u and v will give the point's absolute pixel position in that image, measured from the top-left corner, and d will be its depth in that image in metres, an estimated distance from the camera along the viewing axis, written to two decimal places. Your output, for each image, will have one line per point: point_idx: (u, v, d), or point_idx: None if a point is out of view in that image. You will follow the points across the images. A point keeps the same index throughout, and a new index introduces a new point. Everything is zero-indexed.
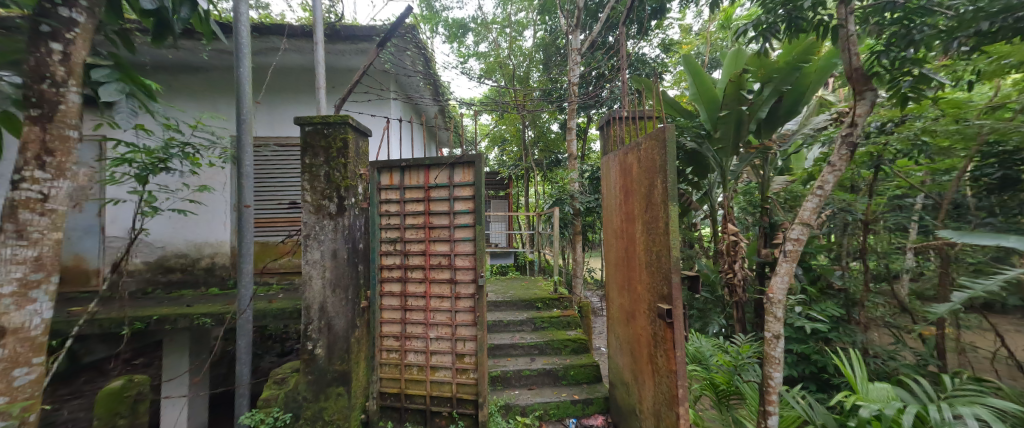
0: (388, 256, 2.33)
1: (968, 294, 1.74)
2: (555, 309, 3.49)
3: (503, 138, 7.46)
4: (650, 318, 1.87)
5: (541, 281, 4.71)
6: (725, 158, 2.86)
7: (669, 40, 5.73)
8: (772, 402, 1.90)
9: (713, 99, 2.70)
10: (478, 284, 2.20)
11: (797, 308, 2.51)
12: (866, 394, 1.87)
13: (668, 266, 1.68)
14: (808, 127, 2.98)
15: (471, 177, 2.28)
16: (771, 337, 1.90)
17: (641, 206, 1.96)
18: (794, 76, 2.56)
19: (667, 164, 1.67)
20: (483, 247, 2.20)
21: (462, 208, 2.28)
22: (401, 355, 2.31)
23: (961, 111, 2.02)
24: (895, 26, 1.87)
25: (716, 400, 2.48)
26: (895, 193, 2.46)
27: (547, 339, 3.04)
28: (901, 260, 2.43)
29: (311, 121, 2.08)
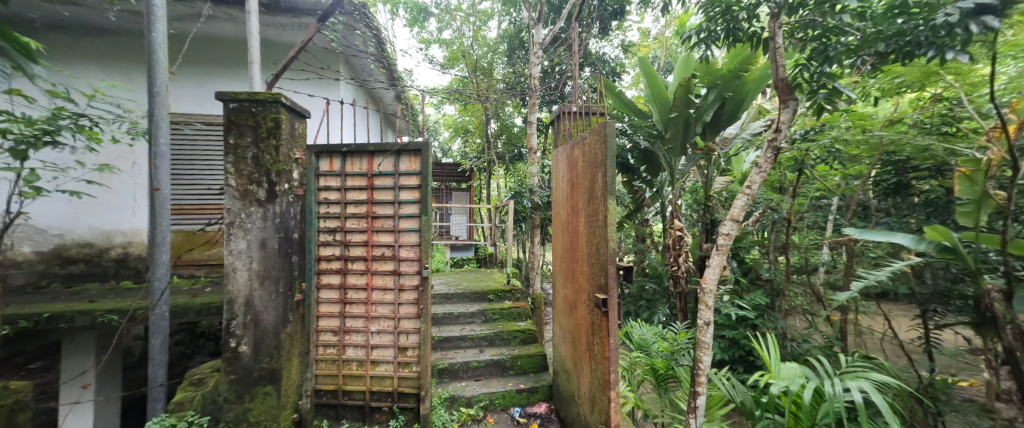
0: (327, 246, 2.21)
1: (864, 283, 2.00)
2: (506, 301, 3.51)
3: (466, 130, 7.36)
4: (589, 309, 1.95)
5: (496, 273, 4.74)
6: (674, 158, 3.05)
7: (628, 41, 5.90)
8: (701, 383, 2.07)
9: (664, 100, 2.93)
10: (422, 275, 2.17)
11: (726, 297, 2.99)
12: (778, 372, 2.11)
13: (606, 258, 1.75)
14: (746, 132, 3.24)
15: (418, 166, 2.22)
16: (703, 324, 2.06)
17: (585, 199, 2.02)
18: (735, 83, 2.76)
19: (607, 159, 1.73)
20: (429, 238, 2.17)
21: (407, 197, 2.22)
22: (339, 350, 2.22)
23: (867, 123, 2.31)
24: (814, 42, 2.09)
25: (655, 383, 2.65)
26: (815, 195, 2.75)
27: (497, 330, 3.07)
28: (818, 255, 2.70)
29: (236, 97, 1.90)
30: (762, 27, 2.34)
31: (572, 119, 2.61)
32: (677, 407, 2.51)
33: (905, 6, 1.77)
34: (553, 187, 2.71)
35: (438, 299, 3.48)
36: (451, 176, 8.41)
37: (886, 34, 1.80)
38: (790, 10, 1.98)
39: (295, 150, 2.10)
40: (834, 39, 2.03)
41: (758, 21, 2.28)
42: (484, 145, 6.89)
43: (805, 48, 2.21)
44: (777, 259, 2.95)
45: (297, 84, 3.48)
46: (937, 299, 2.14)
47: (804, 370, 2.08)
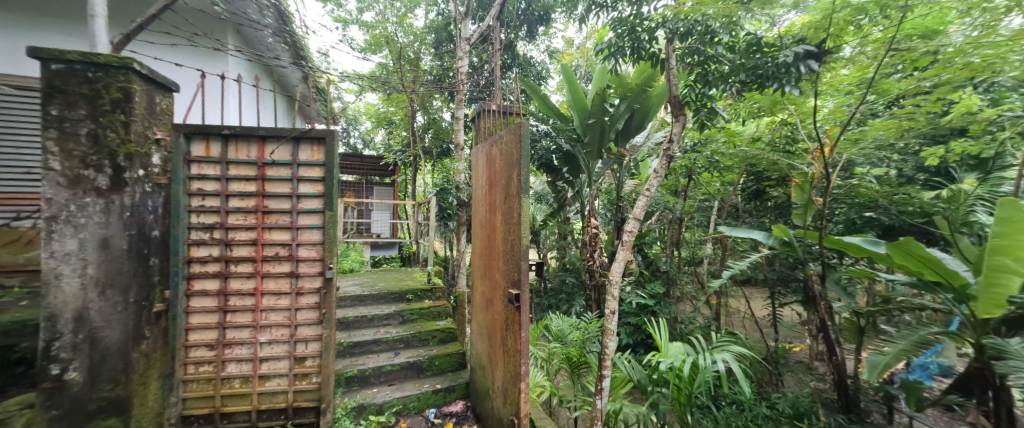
0: (201, 246, 1.92)
1: (732, 272, 2.40)
2: (426, 300, 3.43)
3: (389, 121, 6.95)
4: (504, 304, 2.01)
5: (418, 272, 4.58)
6: (591, 161, 3.35)
7: (554, 48, 6.17)
8: (606, 366, 2.27)
9: (583, 106, 3.23)
10: (326, 277, 2.01)
11: (629, 288, 3.36)
12: (666, 351, 2.44)
13: (519, 254, 1.81)
14: (651, 141, 3.67)
15: (321, 156, 2.05)
16: (610, 312, 2.26)
17: (501, 196, 2.08)
18: (642, 97, 3.06)
19: (522, 157, 1.80)
20: (334, 234, 2.01)
21: (307, 190, 2.02)
22: (218, 367, 1.93)
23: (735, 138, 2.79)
24: (697, 68, 2.47)
25: (569, 370, 2.83)
26: (700, 198, 3.24)
27: (413, 331, 2.98)
28: (701, 250, 3.40)
29: (62, 57, 1.49)
30: (660, 48, 2.64)
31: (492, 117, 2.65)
32: (588, 390, 2.71)
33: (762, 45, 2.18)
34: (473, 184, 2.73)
35: (350, 301, 3.25)
36: (372, 170, 7.90)
37: (746, 67, 2.22)
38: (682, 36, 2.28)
39: (155, 128, 1.74)
40: (712, 67, 2.40)
41: (657, 43, 2.54)
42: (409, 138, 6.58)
43: (693, 71, 2.58)
44: (671, 254, 3.35)
45: (165, 50, 3.02)
46: (780, 282, 2.69)
47: (686, 347, 2.43)
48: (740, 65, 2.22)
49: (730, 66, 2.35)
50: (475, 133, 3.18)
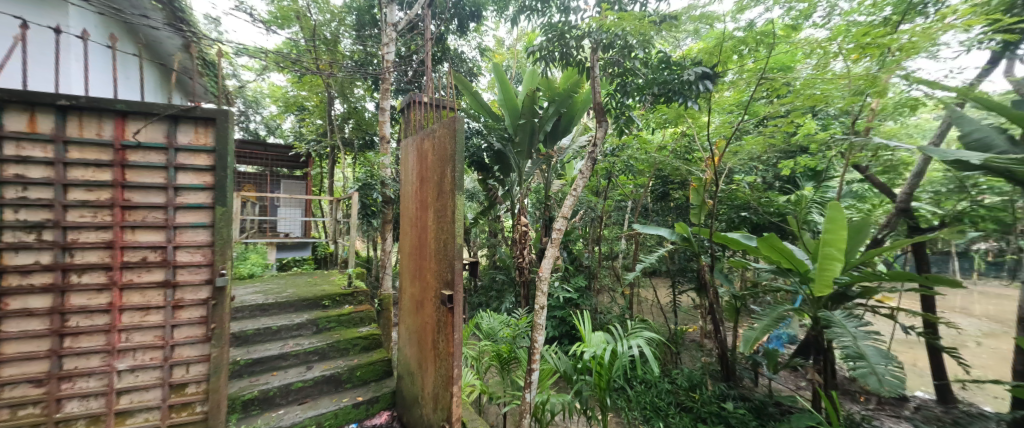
0: (23, 250, 1.54)
1: (645, 266, 2.68)
2: (346, 305, 3.23)
3: (301, 106, 6.32)
4: (435, 305, 1.98)
5: (336, 275, 4.28)
6: (521, 160, 3.57)
7: (485, 45, 6.17)
8: (535, 360, 2.37)
9: (514, 106, 3.36)
10: (214, 286, 1.78)
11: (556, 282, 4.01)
12: (589, 341, 2.64)
13: (452, 254, 1.81)
14: (575, 144, 3.97)
15: (209, 140, 1.80)
16: (539, 308, 2.36)
17: (433, 193, 2.04)
18: (568, 102, 3.27)
19: (456, 154, 1.79)
20: (229, 235, 1.81)
21: (188, 182, 1.76)
22: (54, 404, 1.60)
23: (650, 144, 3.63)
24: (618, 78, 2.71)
25: (499, 367, 2.89)
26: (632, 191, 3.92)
27: (329, 339, 2.77)
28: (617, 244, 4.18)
29: None
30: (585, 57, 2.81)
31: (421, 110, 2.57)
32: (516, 385, 2.81)
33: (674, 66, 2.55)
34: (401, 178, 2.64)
35: (252, 311, 2.91)
36: (281, 160, 7.14)
37: (659, 81, 2.57)
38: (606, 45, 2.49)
39: None
40: (629, 79, 2.68)
41: (583, 51, 2.71)
42: (326, 127, 6.07)
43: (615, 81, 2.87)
44: None
45: None
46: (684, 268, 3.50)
47: (606, 337, 2.66)
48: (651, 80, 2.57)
49: (645, 80, 2.68)
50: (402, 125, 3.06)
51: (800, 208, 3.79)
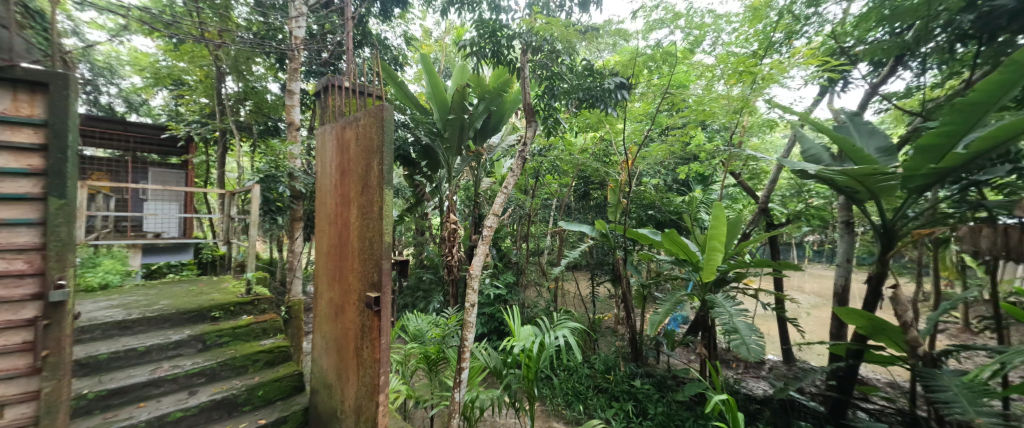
0: None
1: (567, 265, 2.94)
2: (245, 316, 2.90)
3: (180, 81, 5.39)
4: (358, 310, 1.87)
5: (229, 281, 3.78)
6: (450, 157, 3.52)
7: (409, 34, 5.96)
8: (466, 358, 2.38)
9: (443, 101, 3.32)
10: (51, 306, 1.25)
11: (487, 281, 4.53)
12: (519, 334, 2.74)
13: (380, 253, 1.72)
14: (503, 144, 4.14)
15: (39, 108, 1.25)
16: (469, 305, 2.36)
17: (357, 188, 1.92)
18: (498, 100, 3.33)
19: (384, 146, 1.71)
20: (73, 236, 1.27)
21: (3, 165, 1.19)
22: None
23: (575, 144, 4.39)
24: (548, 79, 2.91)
25: (427, 369, 2.84)
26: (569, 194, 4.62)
27: (223, 357, 2.47)
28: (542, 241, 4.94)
29: None
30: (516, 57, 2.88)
31: (340, 96, 2.39)
32: (445, 385, 2.81)
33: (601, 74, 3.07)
34: (318, 171, 2.44)
35: (106, 331, 2.43)
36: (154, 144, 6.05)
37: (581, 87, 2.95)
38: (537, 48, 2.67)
39: None
40: (555, 83, 3.06)
41: (513, 51, 2.79)
42: (216, 108, 5.29)
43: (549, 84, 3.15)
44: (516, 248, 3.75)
45: None
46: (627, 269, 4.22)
47: (534, 329, 2.78)
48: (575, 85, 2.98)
49: (570, 85, 3.05)
50: (319, 113, 2.82)
51: (692, 207, 4.55)
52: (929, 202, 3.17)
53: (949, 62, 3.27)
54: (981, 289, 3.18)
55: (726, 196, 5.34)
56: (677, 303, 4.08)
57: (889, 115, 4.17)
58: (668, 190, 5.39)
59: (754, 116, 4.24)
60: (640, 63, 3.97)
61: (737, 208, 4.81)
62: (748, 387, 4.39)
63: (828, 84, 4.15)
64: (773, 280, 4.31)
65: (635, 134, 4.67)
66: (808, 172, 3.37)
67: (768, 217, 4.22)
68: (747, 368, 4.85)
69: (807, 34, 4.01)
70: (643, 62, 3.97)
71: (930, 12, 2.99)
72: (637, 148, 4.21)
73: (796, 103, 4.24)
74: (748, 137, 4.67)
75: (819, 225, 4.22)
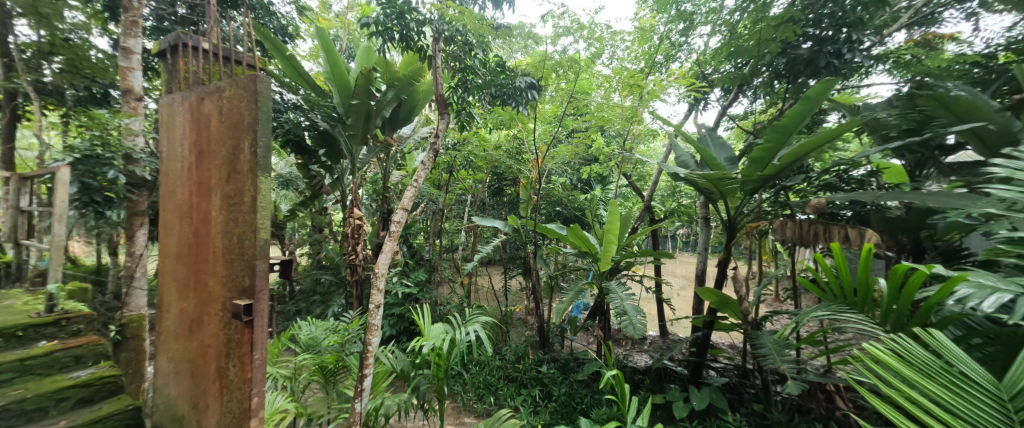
0: None
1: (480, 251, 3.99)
2: (40, 343, 2.29)
3: None
4: (226, 320, 1.68)
5: (27, 296, 2.91)
6: (354, 144, 3.75)
7: (303, 3, 5.33)
8: (369, 364, 2.40)
9: (345, 84, 3.52)
10: None
11: (395, 280, 4.75)
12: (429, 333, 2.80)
13: (253, 252, 1.57)
14: (415, 135, 4.77)
15: None
16: (374, 308, 2.39)
17: (224, 175, 1.73)
18: (408, 89, 3.67)
19: (258, 125, 1.55)
20: None
21: None
22: None
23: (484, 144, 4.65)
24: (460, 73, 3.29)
25: (323, 381, 2.83)
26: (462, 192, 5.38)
27: (4, 399, 1.88)
28: (457, 237, 5.16)
29: None
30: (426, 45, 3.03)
31: (198, 60, 2.08)
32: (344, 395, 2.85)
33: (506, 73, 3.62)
34: (174, 151, 2.11)
35: None
36: None
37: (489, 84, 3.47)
38: (450, 36, 2.84)
39: None
40: (469, 76, 3.33)
41: (424, 38, 2.93)
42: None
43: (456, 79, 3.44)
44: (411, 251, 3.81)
45: None
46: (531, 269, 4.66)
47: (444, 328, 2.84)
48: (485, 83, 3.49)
49: (483, 79, 3.47)
50: (168, 78, 2.39)
51: (592, 204, 5.10)
52: (756, 202, 4.14)
53: (771, 93, 4.44)
54: (785, 267, 4.29)
55: (620, 195, 6.10)
56: (579, 292, 4.53)
57: (733, 131, 5.39)
58: (573, 188, 5.94)
59: (641, 125, 4.98)
60: (548, 66, 4.33)
61: (628, 205, 5.54)
62: (633, 360, 5.16)
63: (694, 102, 5.12)
64: (652, 267, 5.08)
65: (545, 135, 5.06)
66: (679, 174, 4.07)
67: (651, 214, 4.98)
68: (633, 344, 5.64)
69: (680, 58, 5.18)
70: (552, 65, 4.33)
71: (766, 50, 3.99)
72: (546, 148, 4.57)
73: (673, 115, 5.11)
74: (638, 143, 5.42)
75: (686, 219, 5.14)
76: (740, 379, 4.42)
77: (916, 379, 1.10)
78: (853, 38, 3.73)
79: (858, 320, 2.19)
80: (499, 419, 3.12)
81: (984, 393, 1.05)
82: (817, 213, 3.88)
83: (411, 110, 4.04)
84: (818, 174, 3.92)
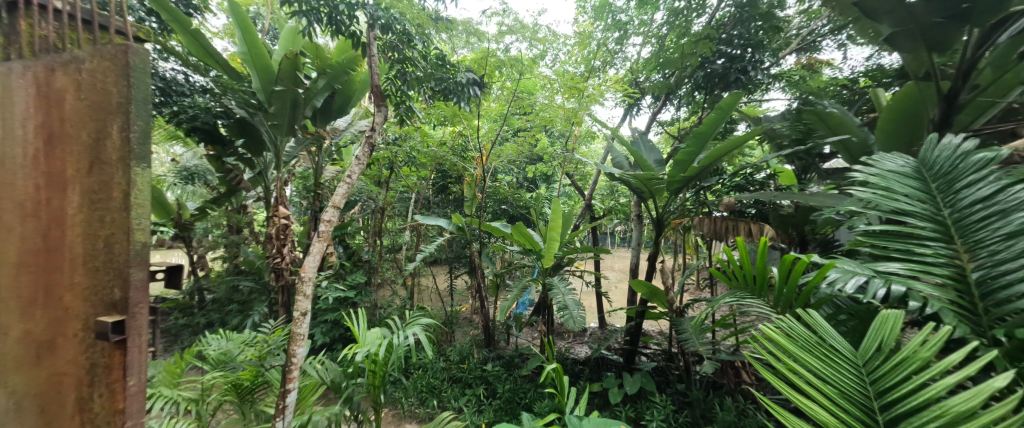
0: None
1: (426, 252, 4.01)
2: None
3: None
4: (78, 349, 1.32)
5: None
6: (279, 135, 3.52)
7: None
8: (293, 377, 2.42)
9: (267, 69, 3.24)
10: None
11: (325, 283, 4.32)
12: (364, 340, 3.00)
13: (127, 259, 1.31)
14: (352, 128, 4.59)
15: None
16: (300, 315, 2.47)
17: (75, 165, 1.36)
18: (342, 79, 3.47)
19: (135, 104, 1.31)
20: None
21: None
22: None
23: (425, 139, 4.57)
24: (402, 60, 3.32)
25: (239, 400, 2.65)
26: (402, 187, 5.16)
27: None
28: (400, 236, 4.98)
29: None
30: (359, 31, 3.02)
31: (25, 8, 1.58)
32: (264, 413, 2.70)
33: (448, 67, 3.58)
34: None
35: None
36: None
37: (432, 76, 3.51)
38: (385, 24, 2.98)
39: None
40: (409, 68, 3.45)
41: (356, 24, 2.95)
42: None
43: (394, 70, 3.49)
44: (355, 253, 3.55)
45: None
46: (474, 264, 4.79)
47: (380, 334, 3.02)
48: (426, 76, 3.51)
49: (423, 73, 3.50)
50: None
51: (538, 202, 5.25)
52: (680, 201, 4.58)
53: (692, 103, 4.96)
54: (704, 259, 4.80)
55: (563, 193, 6.39)
56: (523, 289, 4.61)
57: (662, 135, 5.96)
58: (519, 187, 6.06)
59: (582, 127, 5.24)
60: (491, 63, 4.32)
61: (570, 203, 5.80)
62: (575, 352, 5.40)
63: (628, 107, 5.53)
64: (592, 262, 5.36)
65: (490, 132, 5.12)
66: (614, 175, 4.40)
67: (591, 212, 5.28)
68: (574, 336, 5.93)
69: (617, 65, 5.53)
70: (495, 63, 4.34)
71: (689, 63, 4.45)
72: (490, 146, 4.60)
73: (611, 119, 5.46)
74: (580, 144, 5.70)
75: (622, 217, 5.52)
76: (667, 362, 4.85)
77: (799, 354, 1.29)
78: (755, 57, 4.33)
79: (757, 304, 2.57)
80: (441, 423, 3.04)
81: (856, 370, 1.23)
82: (727, 210, 4.60)
83: (346, 101, 3.84)
84: (730, 176, 4.46)
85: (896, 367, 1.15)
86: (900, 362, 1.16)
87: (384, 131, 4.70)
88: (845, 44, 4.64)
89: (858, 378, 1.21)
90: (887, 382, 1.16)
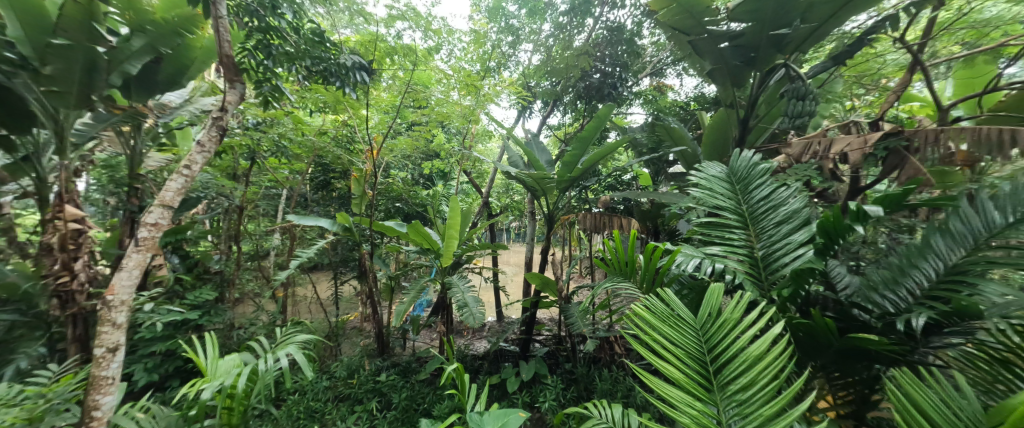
0: None
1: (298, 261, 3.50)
2: None
3: None
4: None
5: None
6: (62, 106, 2.53)
7: None
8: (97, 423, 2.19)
9: (38, 10, 2.25)
10: None
11: (148, 305, 3.16)
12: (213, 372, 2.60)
13: None
14: (194, 106, 3.61)
15: None
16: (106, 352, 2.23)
17: None
18: (174, 41, 2.71)
19: None
20: None
21: None
22: None
23: (299, 125, 3.97)
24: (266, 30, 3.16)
25: None
26: (268, 182, 4.32)
27: None
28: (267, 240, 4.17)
29: None
30: None
31: None
32: None
33: (328, 47, 3.51)
34: None
35: None
36: None
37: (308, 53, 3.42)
38: None
39: None
40: (276, 43, 3.29)
41: None
42: None
43: (251, 37, 3.25)
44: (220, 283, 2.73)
45: None
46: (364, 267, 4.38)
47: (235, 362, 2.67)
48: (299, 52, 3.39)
49: (294, 48, 3.39)
50: None
51: (435, 199, 5.11)
52: (567, 198, 5.05)
53: (575, 110, 5.55)
54: (586, 250, 5.41)
55: (461, 191, 6.43)
56: (421, 289, 4.42)
57: (551, 138, 6.51)
58: (415, 184, 5.81)
59: (479, 125, 5.30)
60: (380, 49, 4.03)
61: (468, 201, 5.86)
62: (473, 348, 5.45)
63: (521, 110, 5.84)
64: (490, 258, 5.48)
65: (381, 124, 4.77)
66: (509, 173, 4.62)
67: (488, 209, 5.40)
68: (473, 333, 5.98)
69: (510, 68, 5.72)
70: (385, 49, 4.04)
71: (572, 74, 5.00)
72: (382, 138, 4.25)
73: (506, 120, 5.69)
74: (477, 142, 5.76)
75: (517, 214, 5.84)
76: (557, 345, 5.32)
77: (662, 326, 1.71)
78: (622, 76, 5.15)
79: (627, 287, 2.88)
80: None
81: (695, 338, 1.72)
82: (604, 207, 5.35)
83: (177, 71, 2.96)
84: (606, 177, 5.12)
85: (720, 331, 1.68)
86: (722, 327, 1.69)
87: (240, 112, 3.89)
88: (681, 74, 5.82)
89: (697, 342, 1.70)
90: (715, 343, 1.67)
